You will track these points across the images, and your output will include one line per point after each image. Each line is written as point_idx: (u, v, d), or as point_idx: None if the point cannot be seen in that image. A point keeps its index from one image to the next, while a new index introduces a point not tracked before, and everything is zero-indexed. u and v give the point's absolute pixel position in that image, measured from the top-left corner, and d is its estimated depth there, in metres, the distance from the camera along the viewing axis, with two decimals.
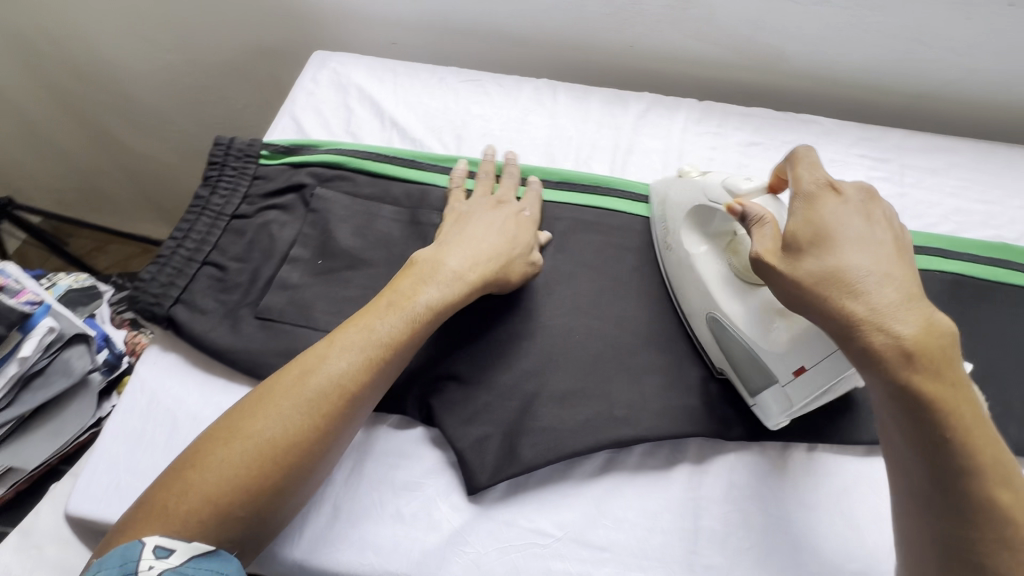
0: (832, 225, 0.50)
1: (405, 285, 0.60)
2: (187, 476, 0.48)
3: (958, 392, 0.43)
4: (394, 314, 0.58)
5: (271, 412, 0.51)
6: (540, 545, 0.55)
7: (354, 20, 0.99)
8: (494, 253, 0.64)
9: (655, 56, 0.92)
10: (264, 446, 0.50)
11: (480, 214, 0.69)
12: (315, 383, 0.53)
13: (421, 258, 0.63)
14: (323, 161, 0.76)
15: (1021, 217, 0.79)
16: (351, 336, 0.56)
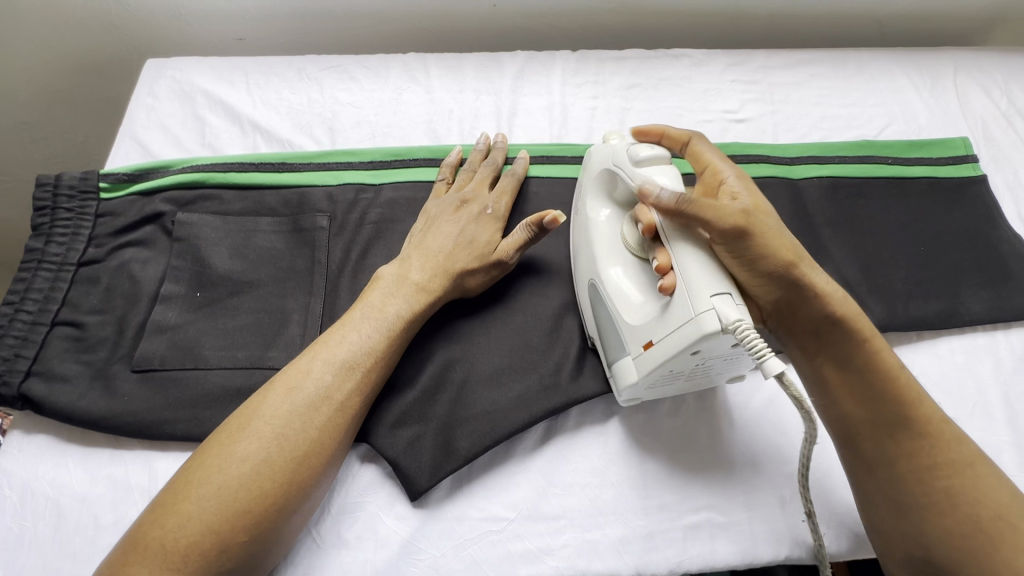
0: (769, 222, 0.50)
1: (379, 293, 0.57)
2: (185, 504, 0.44)
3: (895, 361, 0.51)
4: (370, 320, 0.55)
5: (268, 427, 0.47)
6: (495, 532, 0.54)
7: (186, 18, 0.88)
8: (458, 262, 0.60)
9: (521, 12, 0.89)
10: (266, 465, 0.46)
11: (444, 222, 0.64)
12: (306, 401, 0.49)
13: (393, 267, 0.60)
14: (178, 182, 0.67)
15: (877, 114, 0.85)
16: (333, 348, 0.52)
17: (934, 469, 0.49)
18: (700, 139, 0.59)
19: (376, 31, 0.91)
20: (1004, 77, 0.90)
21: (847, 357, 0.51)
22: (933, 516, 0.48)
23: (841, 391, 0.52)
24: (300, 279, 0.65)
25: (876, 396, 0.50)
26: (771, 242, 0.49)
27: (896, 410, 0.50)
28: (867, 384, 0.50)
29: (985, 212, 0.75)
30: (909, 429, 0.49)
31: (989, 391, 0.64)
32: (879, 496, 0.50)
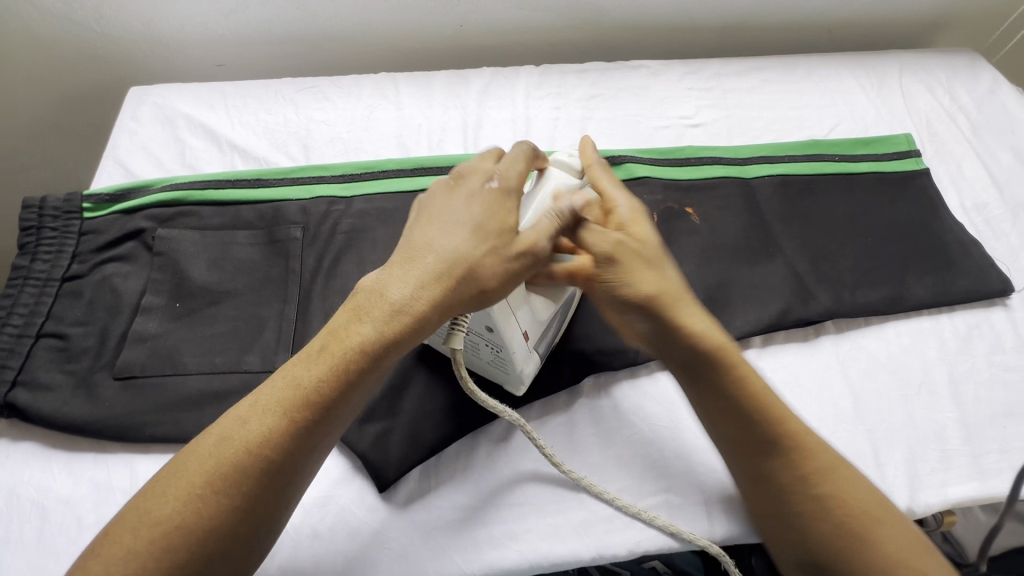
0: (647, 269, 0.53)
1: (348, 315, 0.47)
2: (98, 556, 0.40)
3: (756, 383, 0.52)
4: (326, 356, 0.46)
5: (194, 481, 0.42)
6: (462, 519, 0.56)
7: (168, 47, 0.93)
8: (468, 262, 0.47)
9: (486, 31, 0.94)
10: (185, 519, 0.41)
11: (442, 206, 0.51)
12: (240, 452, 0.43)
13: (377, 276, 0.48)
14: (158, 200, 0.71)
15: (827, 115, 0.89)
16: (279, 387, 0.45)
17: (811, 485, 0.49)
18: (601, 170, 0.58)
19: (348, 53, 0.96)
20: (946, 76, 0.95)
21: (721, 384, 0.52)
22: (803, 529, 0.49)
23: (720, 416, 0.53)
24: (275, 287, 0.68)
25: (748, 429, 0.51)
26: (636, 277, 0.52)
27: (762, 433, 0.51)
28: (735, 414, 0.52)
29: (928, 202, 0.79)
30: (779, 445, 0.51)
31: (935, 371, 0.67)
32: (762, 511, 0.51)
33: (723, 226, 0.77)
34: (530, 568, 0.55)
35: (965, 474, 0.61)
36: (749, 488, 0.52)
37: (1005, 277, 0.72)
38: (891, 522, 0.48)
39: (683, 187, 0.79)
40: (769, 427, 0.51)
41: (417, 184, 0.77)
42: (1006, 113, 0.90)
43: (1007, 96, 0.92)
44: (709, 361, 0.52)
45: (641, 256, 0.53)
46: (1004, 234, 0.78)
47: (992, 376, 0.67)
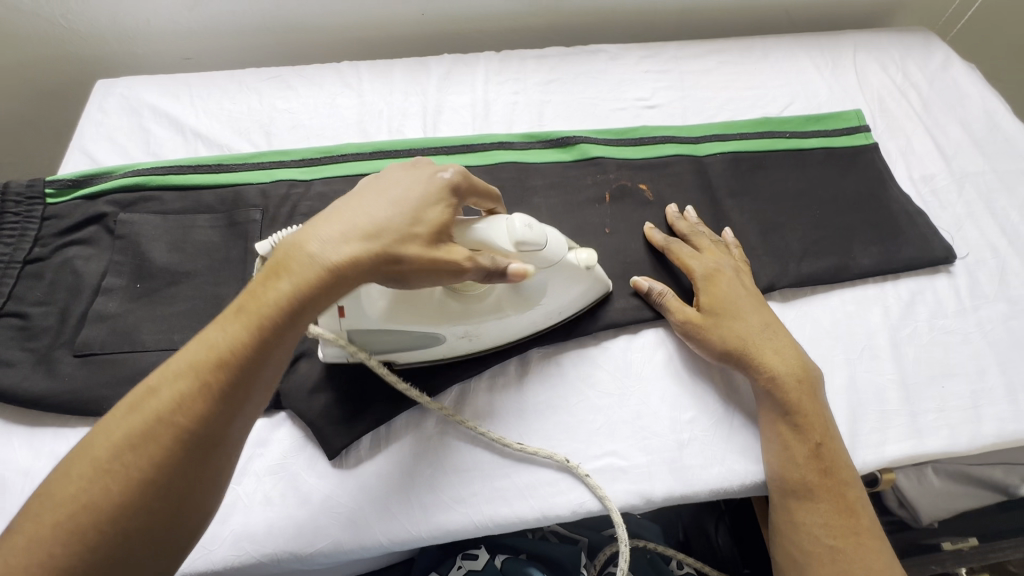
0: (728, 325, 0.63)
1: (260, 284, 0.46)
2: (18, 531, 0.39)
3: (824, 426, 0.59)
4: (241, 324, 0.45)
5: (106, 451, 0.41)
6: (410, 483, 0.58)
7: (136, 41, 0.95)
8: (382, 232, 0.47)
9: (448, 19, 0.96)
10: (99, 493, 0.40)
11: (379, 180, 0.51)
12: (151, 420, 0.42)
13: (290, 246, 0.47)
14: (119, 185, 0.73)
15: (782, 94, 0.91)
16: (191, 355, 0.44)
17: (842, 521, 0.56)
18: (681, 246, 0.70)
19: (312, 42, 0.98)
20: (900, 54, 0.96)
21: (806, 419, 0.58)
22: (808, 541, 0.56)
23: (789, 441, 0.58)
24: (233, 267, 0.70)
25: (793, 459, 0.58)
26: (727, 331, 0.62)
27: (802, 477, 0.57)
28: (796, 442, 0.58)
29: (876, 175, 0.81)
30: (825, 481, 0.57)
31: (877, 335, 0.69)
32: (782, 522, 0.59)
33: (674, 202, 0.78)
34: (477, 529, 0.58)
35: (901, 433, 0.63)
36: (781, 506, 0.59)
37: (948, 245, 0.74)
38: (867, 535, 0.56)
39: (637, 164, 0.80)
40: (824, 454, 0.57)
41: (374, 167, 0.79)
42: (956, 90, 0.92)
43: (958, 73, 0.94)
44: (797, 399, 0.59)
45: (745, 346, 0.61)
46: (948, 205, 0.80)
47: (933, 339, 0.68)
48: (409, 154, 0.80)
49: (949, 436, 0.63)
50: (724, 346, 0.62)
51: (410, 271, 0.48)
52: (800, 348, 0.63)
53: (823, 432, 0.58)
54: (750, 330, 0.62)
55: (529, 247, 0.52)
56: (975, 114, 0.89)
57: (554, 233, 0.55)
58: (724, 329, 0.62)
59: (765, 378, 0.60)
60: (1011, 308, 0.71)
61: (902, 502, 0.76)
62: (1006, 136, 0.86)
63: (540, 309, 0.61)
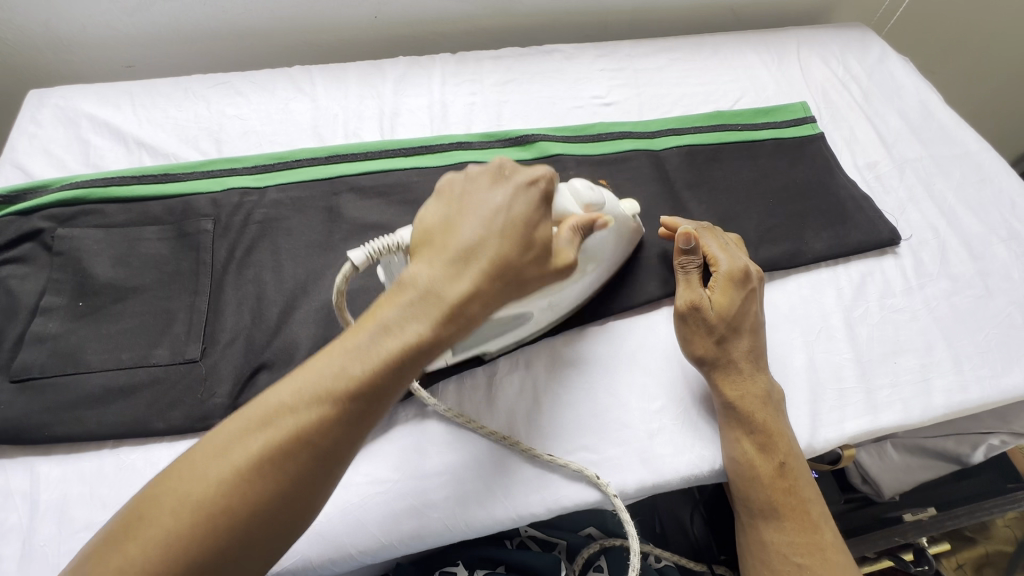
0: (736, 339, 0.63)
1: (384, 308, 0.48)
2: (150, 530, 0.39)
3: (786, 446, 0.59)
4: (375, 349, 0.46)
5: (240, 463, 0.42)
6: (382, 492, 0.57)
7: (72, 50, 0.91)
8: (503, 266, 0.50)
9: (401, 21, 0.95)
10: (233, 504, 0.41)
11: (484, 200, 0.53)
12: (285, 437, 0.42)
13: (421, 273, 0.49)
14: (57, 199, 0.69)
15: (732, 88, 0.94)
16: (319, 375, 0.45)
17: (806, 538, 0.57)
18: (708, 240, 0.67)
19: (263, 48, 0.96)
20: (840, 49, 1.01)
21: (768, 442, 0.59)
22: (778, 561, 0.57)
23: (754, 462, 0.59)
24: (184, 280, 0.67)
25: (753, 474, 0.59)
26: (725, 346, 0.62)
27: (765, 496, 0.58)
28: (759, 459, 0.59)
29: (824, 164, 0.84)
30: (787, 498, 0.58)
31: (833, 316, 0.71)
32: (752, 542, 0.60)
33: (634, 197, 0.79)
34: (454, 532, 0.57)
35: (859, 410, 0.65)
36: (750, 523, 0.60)
37: (893, 227, 0.77)
38: (832, 551, 0.56)
39: (595, 160, 0.81)
40: (788, 473, 0.59)
41: (331, 172, 0.77)
42: (893, 82, 0.97)
43: (894, 66, 0.99)
44: (759, 421, 0.59)
45: (733, 362, 0.62)
46: (892, 189, 0.84)
47: (883, 318, 0.71)
48: (366, 157, 0.78)
49: (904, 409, 0.65)
50: (706, 357, 0.62)
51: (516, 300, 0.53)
52: (768, 373, 0.63)
53: (786, 450, 0.59)
54: (742, 352, 0.62)
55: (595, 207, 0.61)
56: (911, 104, 0.94)
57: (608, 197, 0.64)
58: (714, 341, 0.62)
59: (729, 393, 0.60)
60: (953, 285, 0.75)
61: (866, 478, 0.82)
62: (940, 123, 0.91)
63: (598, 266, 0.65)
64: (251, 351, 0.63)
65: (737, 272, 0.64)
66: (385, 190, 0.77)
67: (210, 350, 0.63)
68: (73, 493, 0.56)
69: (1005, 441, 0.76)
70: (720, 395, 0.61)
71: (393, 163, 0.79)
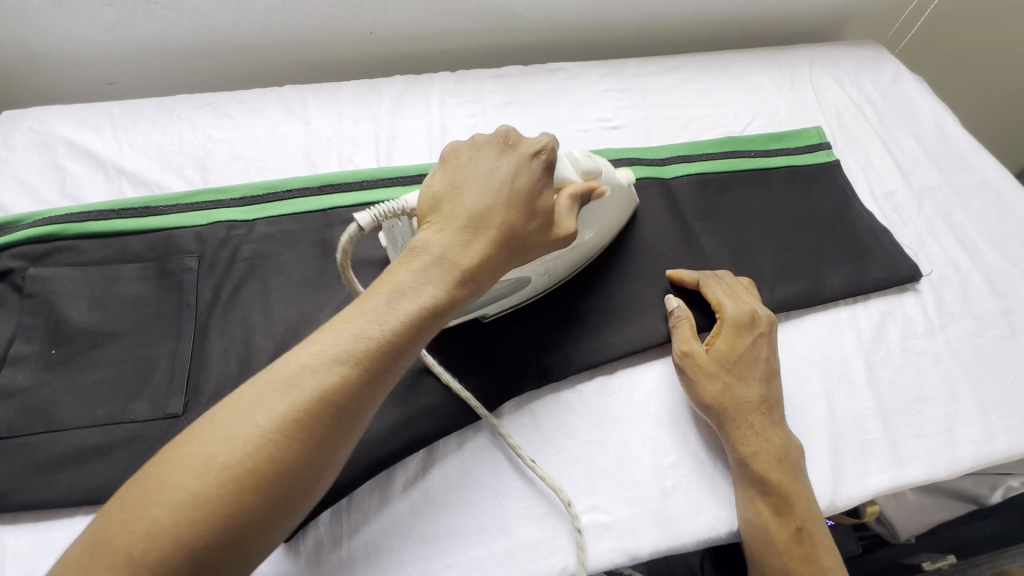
0: (748, 383, 0.60)
1: (397, 269, 0.48)
2: (171, 493, 0.38)
3: (804, 509, 0.56)
4: (393, 311, 0.46)
5: (263, 424, 0.41)
6: (378, 560, 0.53)
7: (49, 67, 0.87)
8: (513, 231, 0.52)
9: (398, 37, 0.91)
10: (259, 463, 0.40)
11: (488, 165, 0.54)
12: (308, 397, 0.42)
13: (433, 239, 0.50)
14: (28, 236, 0.64)
15: (743, 111, 0.90)
16: (338, 338, 0.44)
17: None
18: (715, 287, 0.66)
19: (252, 64, 0.91)
20: (854, 68, 0.97)
21: (784, 504, 0.55)
22: None
23: (770, 525, 0.55)
24: (166, 325, 0.63)
25: (769, 541, 0.55)
26: (737, 393, 0.59)
27: (781, 562, 0.55)
28: (775, 524, 0.55)
29: (840, 193, 0.80)
30: (805, 565, 0.55)
31: (852, 360, 0.68)
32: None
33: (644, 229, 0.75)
34: None
35: (882, 463, 0.62)
36: None
37: (913, 263, 0.74)
38: None
39: None
40: (805, 538, 0.55)
41: (323, 203, 0.73)
42: (909, 105, 0.93)
43: (909, 87, 0.95)
44: (775, 481, 0.56)
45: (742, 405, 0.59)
46: (910, 220, 0.80)
47: (905, 361, 0.68)
48: (361, 187, 0.74)
49: (929, 462, 0.62)
50: (713, 404, 0.59)
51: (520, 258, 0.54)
52: (785, 427, 0.59)
53: (803, 513, 0.56)
54: (751, 396, 0.59)
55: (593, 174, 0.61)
56: (928, 128, 0.91)
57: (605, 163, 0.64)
58: (721, 386, 0.59)
59: (743, 450, 0.57)
60: (976, 325, 0.71)
61: (881, 519, 0.79)
62: (958, 148, 0.88)
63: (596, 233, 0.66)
64: None
65: (744, 318, 0.62)
66: None
67: (192, 403, 0.58)
68: (43, 566, 0.51)
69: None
70: (734, 451, 0.57)
71: (389, 193, 0.74)
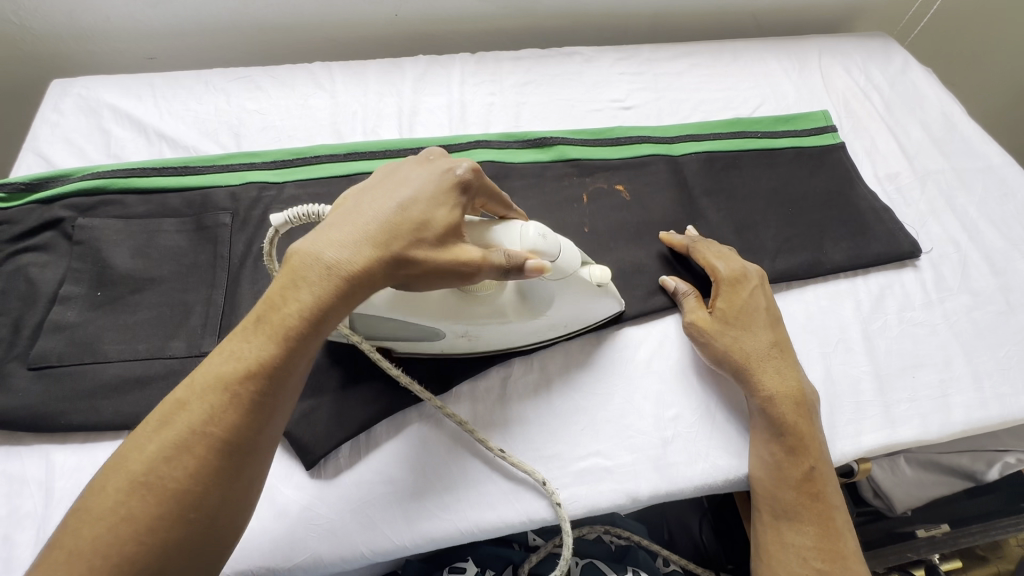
0: (756, 330, 0.63)
1: (283, 292, 0.44)
2: (57, 545, 0.38)
3: (815, 454, 0.59)
4: (266, 332, 0.44)
5: (139, 465, 0.40)
6: (393, 491, 0.57)
7: (96, 41, 0.92)
8: (392, 245, 0.45)
9: (421, 20, 0.95)
10: (135, 506, 0.39)
11: (393, 176, 0.50)
12: (183, 433, 0.41)
13: (313, 251, 0.45)
14: (78, 189, 0.69)
15: (752, 96, 0.93)
16: (214, 365, 0.43)
17: (825, 546, 0.56)
18: (705, 249, 0.69)
19: (283, 42, 0.96)
20: (863, 58, 1.00)
21: (797, 451, 0.58)
22: (797, 564, 0.56)
23: (782, 463, 0.58)
24: (202, 273, 0.67)
25: (785, 479, 0.58)
26: (747, 344, 0.62)
27: (788, 497, 0.58)
28: (791, 464, 0.58)
29: (844, 174, 0.83)
30: (811, 506, 0.57)
31: (850, 329, 0.70)
32: (770, 542, 0.58)
33: (652, 202, 0.79)
34: (462, 536, 0.57)
35: (875, 424, 0.64)
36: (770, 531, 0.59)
37: (914, 240, 0.77)
38: (853, 560, 0.56)
39: (614, 164, 0.81)
40: (816, 478, 0.58)
41: (348, 168, 0.77)
42: (915, 93, 0.96)
43: (917, 77, 0.98)
44: (787, 427, 0.59)
45: (746, 351, 0.62)
46: (912, 201, 0.83)
47: (902, 331, 0.71)
48: (385, 155, 0.78)
49: (921, 424, 0.65)
50: (730, 355, 0.62)
51: (424, 278, 0.48)
52: (802, 374, 0.62)
53: (817, 455, 0.59)
54: (759, 343, 0.63)
55: (543, 257, 0.51)
56: (933, 116, 0.93)
57: (569, 247, 0.54)
58: (735, 339, 0.63)
59: (762, 393, 0.60)
60: (974, 299, 0.74)
61: (877, 492, 0.80)
62: (963, 135, 0.90)
63: (546, 320, 0.60)
64: None
65: (739, 276, 0.66)
66: None
67: None
68: (87, 482, 0.56)
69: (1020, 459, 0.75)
70: (761, 397, 0.60)
71: None
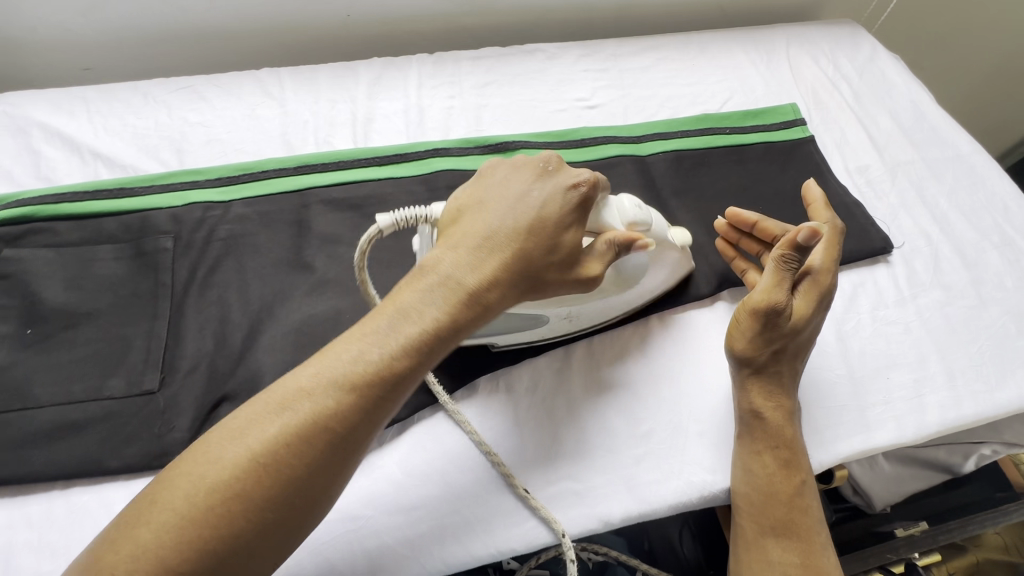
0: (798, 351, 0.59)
1: (416, 296, 0.47)
2: (160, 512, 0.38)
3: (803, 469, 0.58)
4: (397, 332, 0.45)
5: (258, 444, 0.40)
6: (353, 530, 0.54)
7: (24, 52, 0.86)
8: (527, 260, 0.50)
9: (375, 20, 0.91)
10: (248, 486, 0.39)
11: (514, 188, 0.53)
12: (306, 420, 0.41)
13: (445, 259, 0.49)
14: (3, 218, 0.64)
15: (720, 89, 0.90)
16: (340, 358, 0.44)
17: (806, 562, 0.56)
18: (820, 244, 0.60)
19: (229, 48, 0.91)
20: (831, 47, 0.98)
21: (790, 464, 0.57)
22: None
23: (773, 478, 0.57)
24: (142, 304, 0.63)
25: (773, 493, 0.57)
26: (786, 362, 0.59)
27: (774, 510, 0.57)
28: (780, 477, 0.57)
29: (814, 169, 0.81)
30: (794, 520, 0.57)
31: (824, 331, 0.69)
32: (752, 558, 0.57)
33: None
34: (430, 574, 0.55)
35: (850, 429, 0.63)
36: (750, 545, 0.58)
37: (885, 235, 0.75)
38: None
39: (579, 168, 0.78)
40: (804, 493, 0.57)
41: (299, 182, 0.73)
42: (884, 82, 0.94)
43: (885, 65, 0.96)
44: (782, 441, 0.57)
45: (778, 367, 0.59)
46: (883, 194, 0.81)
47: (875, 331, 0.69)
48: (338, 167, 0.74)
49: (897, 427, 0.63)
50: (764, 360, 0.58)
51: (543, 293, 0.52)
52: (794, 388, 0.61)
53: (803, 468, 0.58)
54: (795, 364, 0.60)
55: (640, 227, 0.55)
56: (903, 104, 0.91)
57: (658, 218, 0.58)
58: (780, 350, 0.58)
59: (759, 406, 0.58)
60: (946, 294, 0.73)
61: (856, 490, 0.78)
62: (932, 124, 0.89)
63: (637, 290, 0.62)
64: (214, 379, 0.59)
65: (824, 296, 0.59)
66: (357, 201, 0.73)
67: (168, 380, 0.59)
68: (19, 540, 0.52)
69: (995, 451, 0.74)
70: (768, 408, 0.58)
71: (366, 172, 0.75)
